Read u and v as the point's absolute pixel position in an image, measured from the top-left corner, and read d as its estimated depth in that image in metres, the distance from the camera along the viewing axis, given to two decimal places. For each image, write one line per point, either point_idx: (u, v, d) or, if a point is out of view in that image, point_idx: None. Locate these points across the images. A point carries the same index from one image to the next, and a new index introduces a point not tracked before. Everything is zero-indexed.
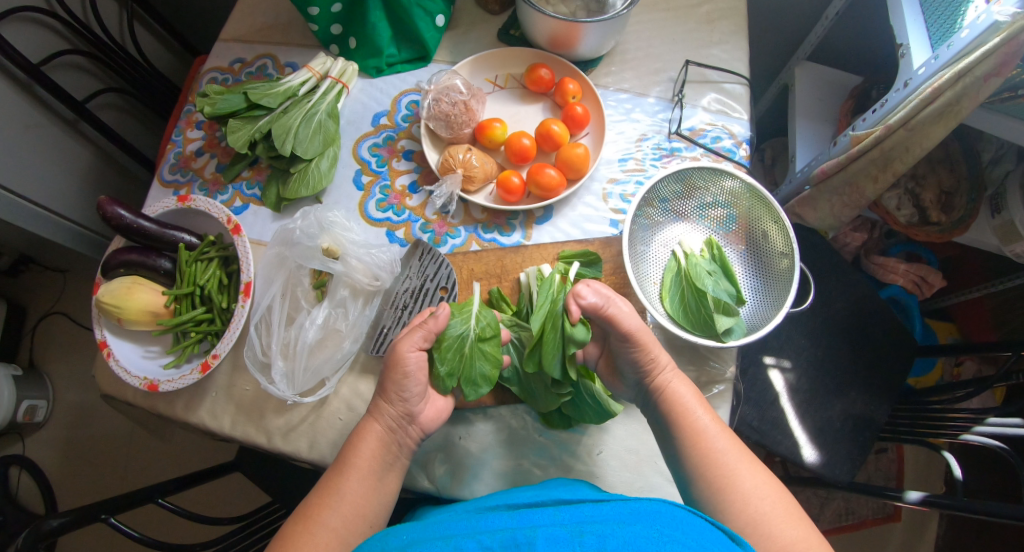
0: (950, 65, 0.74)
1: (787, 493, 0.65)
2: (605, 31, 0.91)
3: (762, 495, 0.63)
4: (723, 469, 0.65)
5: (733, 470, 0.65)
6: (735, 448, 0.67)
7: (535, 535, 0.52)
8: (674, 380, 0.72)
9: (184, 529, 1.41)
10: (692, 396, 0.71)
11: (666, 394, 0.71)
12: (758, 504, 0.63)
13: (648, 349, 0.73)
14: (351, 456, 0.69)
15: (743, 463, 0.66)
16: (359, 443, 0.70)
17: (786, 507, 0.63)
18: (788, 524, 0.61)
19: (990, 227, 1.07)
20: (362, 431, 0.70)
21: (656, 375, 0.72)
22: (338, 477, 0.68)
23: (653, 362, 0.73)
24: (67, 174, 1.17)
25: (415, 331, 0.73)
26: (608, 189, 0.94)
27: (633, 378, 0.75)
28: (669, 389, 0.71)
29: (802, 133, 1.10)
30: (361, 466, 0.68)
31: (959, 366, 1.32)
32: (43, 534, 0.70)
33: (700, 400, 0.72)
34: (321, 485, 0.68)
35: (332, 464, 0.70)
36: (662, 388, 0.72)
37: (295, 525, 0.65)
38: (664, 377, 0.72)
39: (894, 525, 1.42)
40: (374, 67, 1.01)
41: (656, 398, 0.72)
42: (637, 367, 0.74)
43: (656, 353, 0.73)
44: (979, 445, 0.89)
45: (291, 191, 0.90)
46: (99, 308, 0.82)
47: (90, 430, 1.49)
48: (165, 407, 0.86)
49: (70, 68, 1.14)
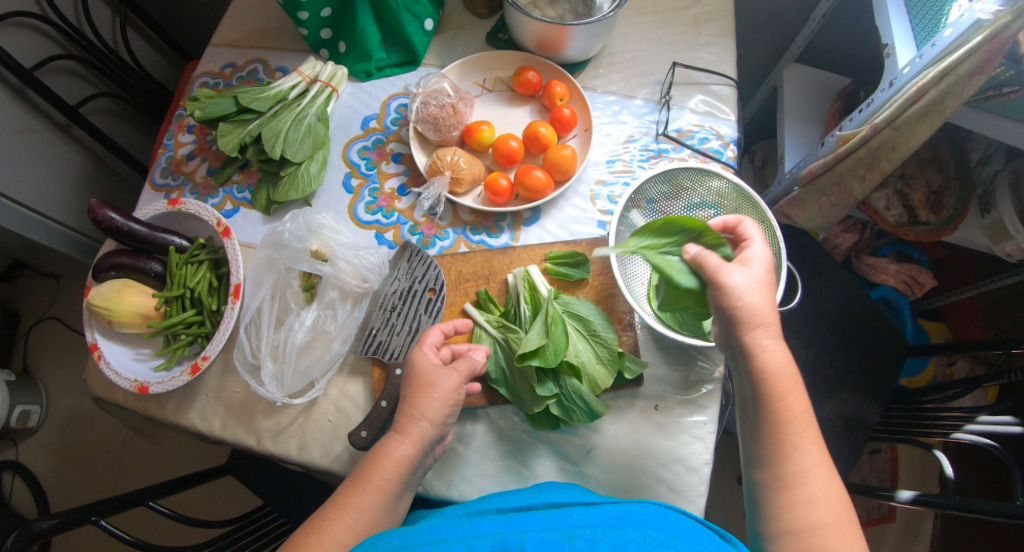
0: (934, 64, 0.74)
1: (849, 508, 0.62)
2: (592, 33, 0.92)
3: (821, 505, 0.61)
4: (795, 467, 0.62)
5: (804, 472, 0.62)
6: (814, 447, 0.63)
7: (525, 539, 0.51)
8: (770, 348, 0.65)
9: (178, 534, 1.41)
10: (790, 376, 0.64)
11: (764, 366, 0.64)
12: (812, 513, 0.61)
13: (753, 309, 0.65)
14: (369, 475, 0.67)
15: (815, 468, 0.62)
16: (384, 462, 0.67)
17: (843, 520, 0.61)
18: (843, 539, 0.60)
19: (980, 227, 1.07)
20: (386, 451, 0.68)
21: (758, 340, 0.65)
22: (354, 493, 0.66)
23: (751, 322, 0.65)
24: (59, 178, 1.17)
25: (460, 366, 0.74)
26: (596, 190, 0.94)
27: (723, 334, 0.68)
28: (769, 362, 0.64)
29: (790, 135, 1.10)
30: (376, 486, 0.66)
31: (952, 366, 1.32)
32: (32, 536, 0.70)
33: (796, 382, 0.65)
34: (338, 498, 0.66)
35: (346, 478, 0.68)
36: (755, 356, 0.65)
37: (307, 536, 0.63)
38: (762, 346, 0.64)
39: (888, 526, 1.42)
40: (364, 71, 1.02)
41: (748, 366, 0.65)
42: (734, 324, 0.66)
43: (759, 316, 0.65)
44: (970, 443, 0.89)
45: (281, 194, 0.91)
46: (90, 310, 0.82)
47: (84, 434, 1.49)
48: (155, 409, 0.86)
49: (63, 73, 1.15)
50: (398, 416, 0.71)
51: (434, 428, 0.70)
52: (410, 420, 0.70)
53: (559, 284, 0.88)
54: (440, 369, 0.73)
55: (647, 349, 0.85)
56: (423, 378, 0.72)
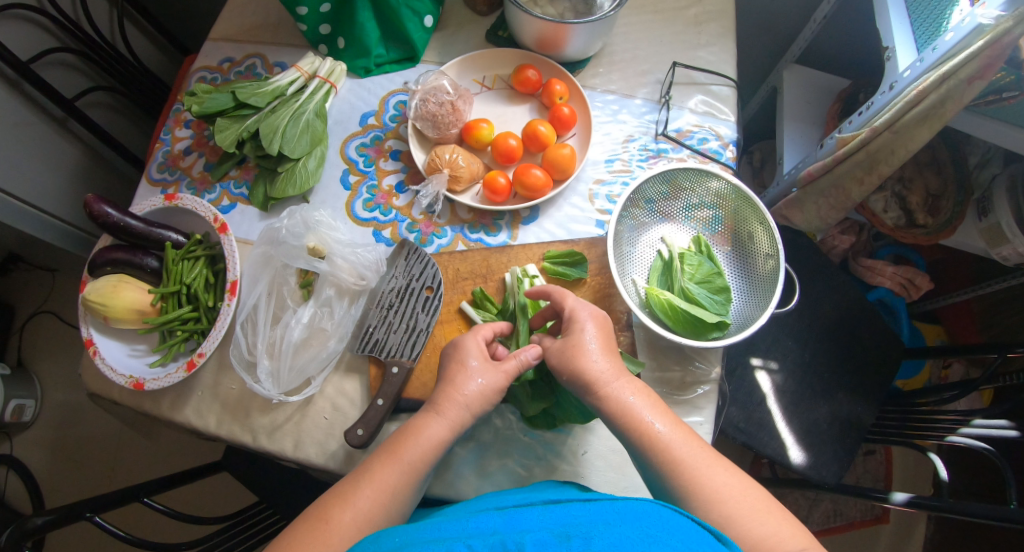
0: (935, 68, 0.74)
1: (753, 486, 0.63)
2: (593, 32, 0.91)
3: (723, 497, 0.61)
4: (687, 477, 0.63)
5: (695, 476, 0.63)
6: (694, 450, 0.65)
7: (523, 540, 0.51)
8: (619, 387, 0.68)
9: (172, 530, 1.40)
10: (644, 403, 0.67)
11: (616, 406, 0.67)
12: (720, 509, 0.60)
13: (589, 364, 0.69)
14: (399, 448, 0.67)
15: (704, 466, 0.63)
16: (418, 440, 0.68)
17: (753, 503, 0.61)
18: (757, 521, 0.60)
19: (976, 230, 1.07)
20: (421, 428, 0.68)
21: (606, 391, 0.68)
22: (387, 467, 0.65)
23: (593, 377, 0.68)
24: (55, 172, 1.17)
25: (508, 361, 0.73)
26: (594, 190, 0.94)
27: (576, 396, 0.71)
28: (620, 400, 0.67)
29: (789, 136, 1.10)
30: (412, 466, 0.66)
31: (947, 369, 1.33)
32: (26, 532, 0.70)
33: (654, 403, 0.68)
34: (365, 470, 0.66)
35: (379, 449, 0.68)
36: (610, 399, 0.68)
37: (331, 505, 0.63)
38: (611, 388, 0.68)
39: (882, 527, 1.43)
40: (363, 67, 1.01)
41: (602, 410, 0.68)
42: (576, 384, 0.70)
43: (596, 367, 0.69)
44: (964, 446, 0.89)
45: (278, 190, 0.91)
46: (85, 305, 0.82)
47: (79, 429, 1.49)
48: (151, 405, 0.85)
49: (60, 66, 1.14)
50: (437, 396, 0.71)
51: (470, 417, 0.71)
52: (451, 403, 0.70)
53: (557, 283, 0.88)
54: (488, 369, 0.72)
55: (644, 349, 0.85)
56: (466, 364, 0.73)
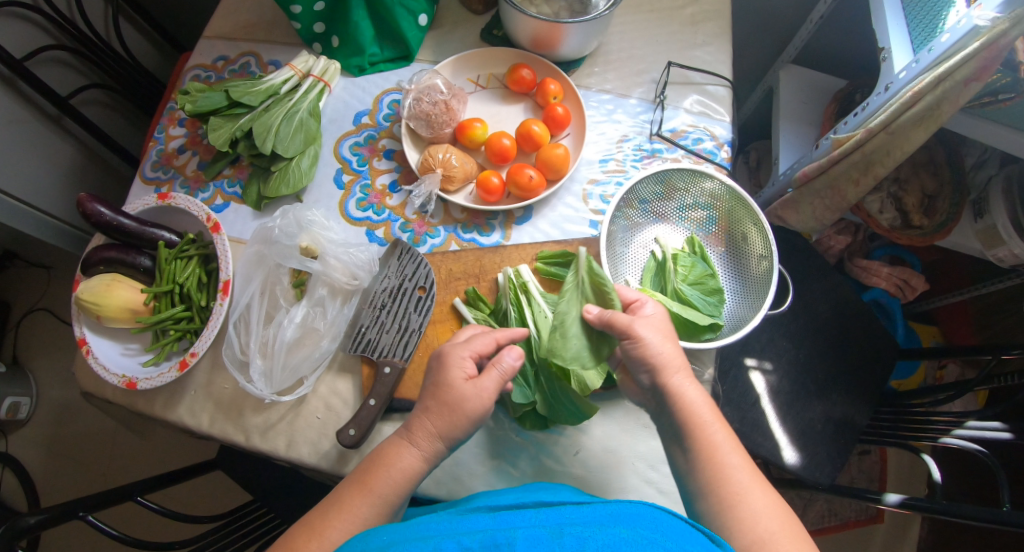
0: (931, 69, 0.73)
1: (792, 511, 0.63)
2: (587, 31, 0.91)
3: (768, 514, 0.62)
4: (734, 487, 0.63)
5: (744, 490, 0.63)
6: (745, 464, 0.65)
7: (514, 536, 0.50)
8: (686, 384, 0.68)
9: (166, 527, 1.41)
10: (707, 404, 0.67)
11: (682, 402, 0.67)
12: (764, 525, 0.61)
13: (664, 352, 0.68)
14: (372, 479, 0.66)
15: (754, 482, 0.64)
16: (388, 470, 0.66)
17: (793, 526, 0.62)
18: (794, 543, 0.60)
19: (973, 231, 1.07)
20: (393, 458, 0.67)
21: (671, 381, 0.68)
22: (359, 500, 0.64)
23: (664, 364, 0.68)
24: (49, 170, 1.16)
25: (490, 378, 0.69)
26: (588, 190, 0.94)
27: (642, 376, 0.70)
28: (686, 398, 0.67)
29: (785, 136, 1.10)
30: (386, 499, 0.65)
31: (942, 370, 1.34)
32: (18, 531, 0.69)
33: (713, 408, 0.68)
34: (332, 501, 0.65)
35: (350, 477, 0.67)
36: (676, 394, 0.67)
37: (300, 533, 0.63)
38: (679, 382, 0.68)
39: (876, 527, 1.43)
40: (357, 66, 1.01)
41: (670, 402, 0.67)
42: (646, 365, 0.69)
43: (671, 357, 0.68)
44: (958, 448, 0.88)
45: (271, 190, 0.90)
46: (78, 305, 0.81)
47: (74, 426, 1.49)
48: (143, 404, 0.85)
49: (53, 64, 1.14)
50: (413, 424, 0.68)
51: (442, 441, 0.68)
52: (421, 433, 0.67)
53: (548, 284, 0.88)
54: (465, 390, 0.68)
55: None
56: (450, 397, 0.68)
